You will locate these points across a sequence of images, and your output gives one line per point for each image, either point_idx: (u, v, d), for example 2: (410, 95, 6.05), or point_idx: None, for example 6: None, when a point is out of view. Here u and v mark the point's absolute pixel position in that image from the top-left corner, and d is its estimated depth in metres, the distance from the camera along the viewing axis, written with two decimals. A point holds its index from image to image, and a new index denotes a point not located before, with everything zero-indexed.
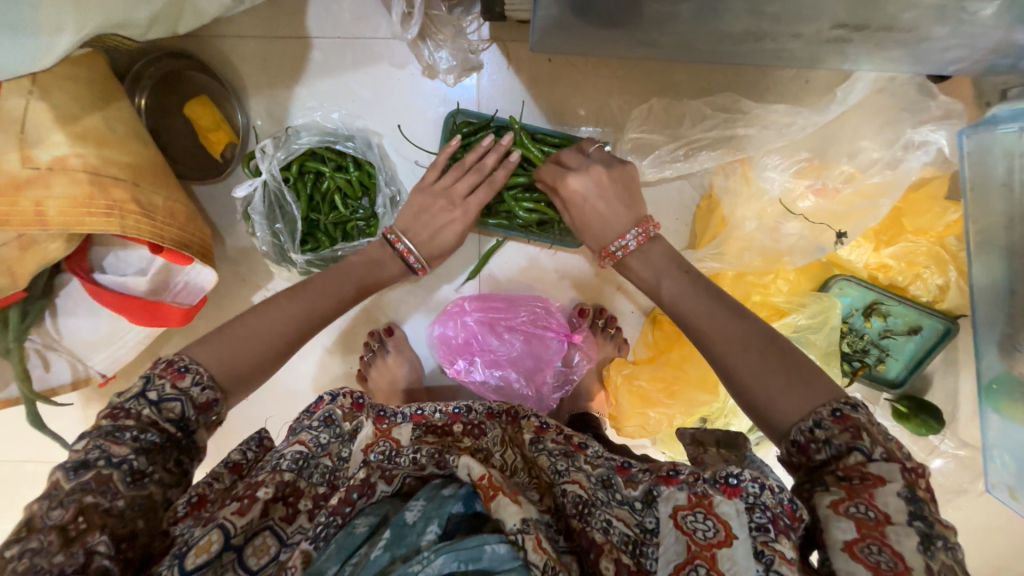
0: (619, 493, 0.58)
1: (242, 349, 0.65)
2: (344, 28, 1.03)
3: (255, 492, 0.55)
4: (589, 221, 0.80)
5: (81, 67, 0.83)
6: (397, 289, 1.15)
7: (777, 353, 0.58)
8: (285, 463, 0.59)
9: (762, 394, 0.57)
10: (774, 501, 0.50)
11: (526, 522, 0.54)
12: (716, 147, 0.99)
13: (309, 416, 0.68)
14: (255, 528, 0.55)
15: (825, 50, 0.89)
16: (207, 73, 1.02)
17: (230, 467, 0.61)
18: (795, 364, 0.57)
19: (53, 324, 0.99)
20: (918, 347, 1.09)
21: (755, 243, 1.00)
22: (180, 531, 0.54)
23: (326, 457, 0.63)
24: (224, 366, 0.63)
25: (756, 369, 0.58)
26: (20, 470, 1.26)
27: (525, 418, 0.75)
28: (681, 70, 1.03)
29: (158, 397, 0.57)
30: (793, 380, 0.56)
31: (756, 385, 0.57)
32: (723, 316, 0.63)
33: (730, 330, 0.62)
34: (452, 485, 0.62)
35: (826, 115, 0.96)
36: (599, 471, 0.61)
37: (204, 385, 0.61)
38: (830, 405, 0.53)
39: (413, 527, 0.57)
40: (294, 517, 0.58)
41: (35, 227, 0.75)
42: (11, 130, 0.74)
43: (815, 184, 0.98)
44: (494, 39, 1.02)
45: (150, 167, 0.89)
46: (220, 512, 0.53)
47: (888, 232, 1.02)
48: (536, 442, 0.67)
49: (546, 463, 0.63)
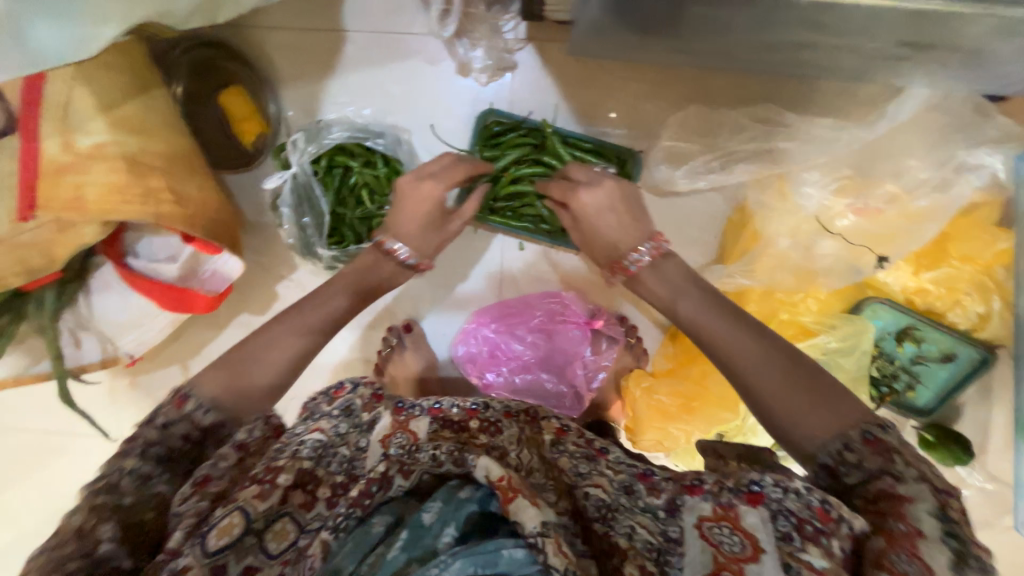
0: (642, 500, 0.56)
1: (249, 374, 0.65)
2: (379, 22, 1.02)
3: (276, 477, 0.55)
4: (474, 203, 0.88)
5: (122, 55, 0.84)
6: (420, 288, 1.15)
7: (805, 373, 0.56)
8: (304, 451, 0.60)
9: (789, 415, 0.54)
10: (799, 505, 0.48)
11: (545, 525, 0.54)
12: (752, 161, 0.96)
13: (328, 401, 0.72)
14: (276, 513, 0.55)
15: (879, 65, 0.86)
16: (239, 62, 1.02)
17: (236, 446, 0.58)
18: (826, 385, 0.55)
19: (86, 304, 1.01)
20: (951, 375, 1.05)
21: (788, 260, 0.96)
22: (187, 503, 0.53)
23: (344, 447, 0.65)
24: (228, 392, 0.63)
25: (784, 392, 0.55)
26: (48, 440, 1.30)
27: (545, 419, 0.72)
28: (720, 78, 0.99)
29: (163, 422, 0.58)
30: (826, 403, 0.54)
31: (781, 403, 0.55)
32: (744, 334, 0.59)
33: (750, 346, 0.58)
34: (468, 486, 0.61)
35: (873, 132, 0.93)
36: (622, 477, 0.60)
37: (207, 409, 0.60)
38: (861, 427, 0.52)
39: (430, 529, 0.57)
40: (313, 505, 0.58)
41: (74, 212, 0.79)
42: (55, 115, 0.77)
43: (855, 202, 0.93)
44: (529, 39, 1.00)
45: (185, 156, 0.90)
46: (240, 493, 0.53)
47: (930, 256, 0.97)
48: (556, 444, 0.66)
49: (567, 465, 0.62)
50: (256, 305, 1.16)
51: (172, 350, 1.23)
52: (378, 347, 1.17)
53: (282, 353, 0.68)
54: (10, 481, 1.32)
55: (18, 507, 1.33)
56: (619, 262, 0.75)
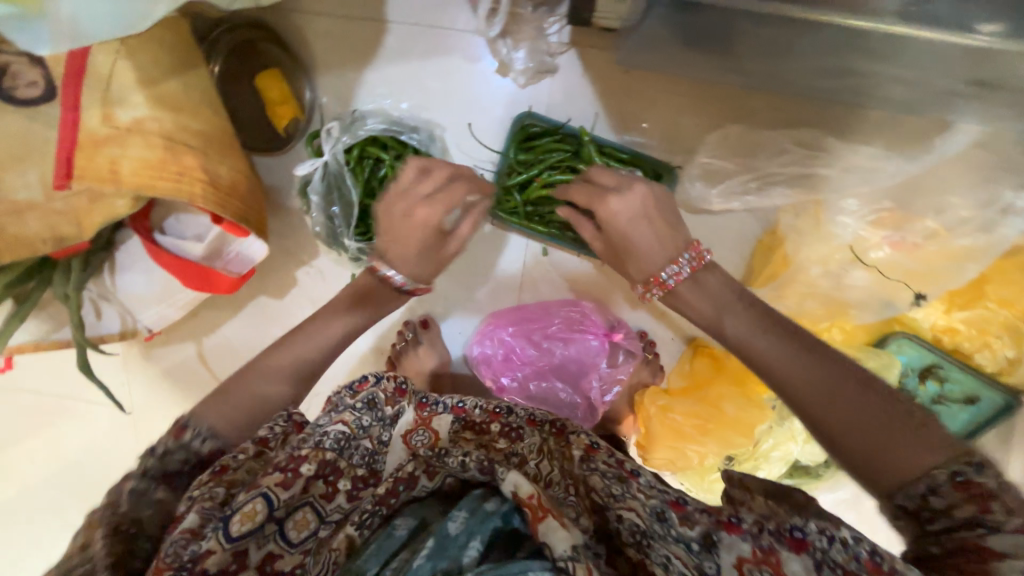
0: (675, 529, 0.53)
1: (255, 387, 0.65)
2: (422, 15, 1.01)
3: (299, 466, 0.54)
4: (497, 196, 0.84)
5: (165, 31, 0.83)
6: (438, 285, 1.14)
7: (884, 406, 0.53)
8: (327, 442, 0.58)
9: (862, 449, 0.52)
10: (845, 556, 0.48)
11: (577, 550, 0.53)
12: (790, 186, 0.95)
13: (351, 393, 0.65)
14: (296, 503, 0.54)
15: (933, 98, 0.83)
16: (280, 44, 1.03)
17: (256, 441, 0.58)
18: (907, 419, 0.52)
19: (110, 277, 1.01)
20: (972, 418, 1.02)
21: (818, 289, 0.95)
22: (203, 489, 0.53)
23: (366, 440, 0.63)
24: (228, 418, 0.62)
25: (855, 424, 0.53)
26: (60, 404, 1.32)
27: (573, 434, 0.69)
28: (763, 98, 0.97)
29: (160, 450, 0.57)
30: (907, 439, 0.51)
31: (855, 437, 0.53)
32: (814, 362, 0.57)
33: (814, 373, 0.57)
34: (495, 498, 0.62)
35: (918, 165, 0.91)
36: (653, 502, 0.56)
37: (205, 437, 0.59)
38: (950, 468, 0.49)
39: (455, 539, 0.57)
40: (333, 495, 0.58)
41: (108, 183, 0.79)
42: (98, 88, 0.77)
43: (893, 235, 0.91)
44: (573, 43, 0.98)
45: (220, 136, 0.89)
46: (263, 480, 0.52)
47: (963, 296, 0.95)
48: (587, 460, 0.63)
49: (599, 484, 0.60)
50: (275, 288, 1.17)
51: (189, 326, 1.24)
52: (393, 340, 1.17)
53: (279, 372, 0.68)
54: (19, 440, 1.34)
55: (25, 465, 1.35)
56: (654, 277, 0.71)
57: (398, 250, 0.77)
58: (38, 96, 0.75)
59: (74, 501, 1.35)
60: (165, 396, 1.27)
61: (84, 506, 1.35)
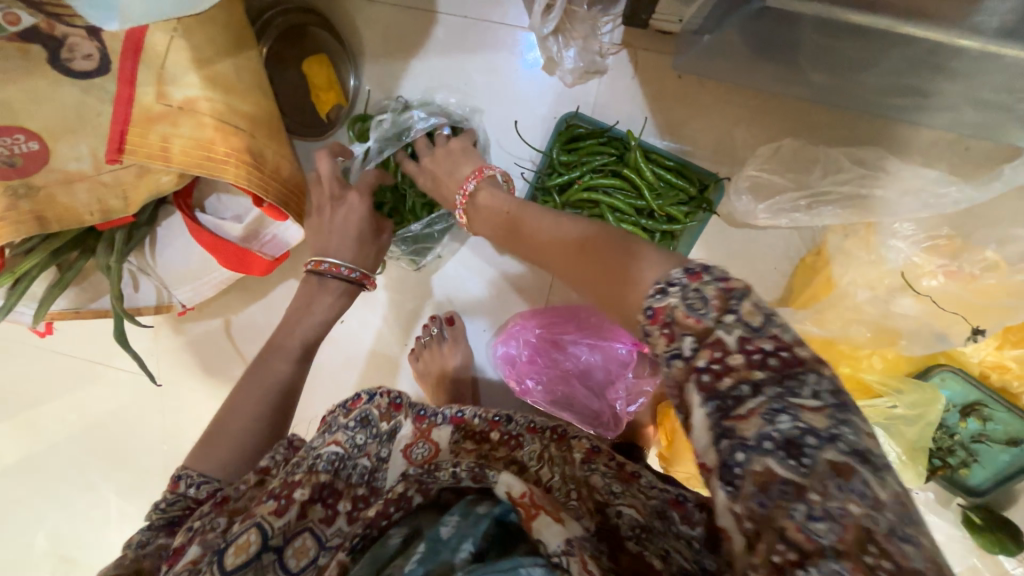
0: (676, 526, 0.56)
1: (232, 425, 0.71)
2: (473, 8, 1.00)
3: (292, 492, 0.56)
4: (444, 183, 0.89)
5: (222, 11, 0.84)
6: (468, 283, 1.15)
7: (605, 257, 0.62)
8: (321, 464, 0.61)
9: (613, 294, 0.58)
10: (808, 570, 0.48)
11: (570, 544, 0.52)
12: (843, 205, 0.90)
13: (345, 413, 0.70)
14: (295, 530, 0.56)
15: (1005, 124, 0.80)
16: (329, 31, 1.02)
17: (258, 471, 0.63)
18: (609, 262, 0.61)
19: (151, 252, 1.03)
20: (1012, 461, 0.98)
21: (864, 315, 0.91)
22: (206, 522, 0.58)
23: (365, 457, 0.66)
24: (209, 461, 0.68)
25: (596, 280, 0.61)
26: (91, 369, 1.36)
27: (575, 438, 0.74)
28: (822, 112, 0.93)
29: (163, 506, 0.63)
30: (626, 268, 0.58)
31: (604, 287, 0.59)
32: (554, 240, 0.71)
33: (568, 257, 0.68)
34: (486, 503, 0.61)
35: (984, 194, 0.85)
36: (654, 501, 0.60)
37: (198, 483, 0.65)
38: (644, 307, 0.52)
39: (447, 543, 0.54)
40: (334, 519, 0.60)
41: (158, 161, 0.80)
42: (154, 65, 0.78)
43: (948, 264, 0.87)
44: (625, 45, 0.96)
45: (266, 119, 0.90)
46: (258, 509, 0.55)
47: (1020, 333, 0.90)
48: (587, 462, 0.68)
49: (601, 483, 0.64)
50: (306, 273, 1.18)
51: (219, 305, 1.26)
52: (418, 333, 1.17)
53: (250, 406, 0.73)
54: (52, 400, 1.38)
55: (55, 425, 1.39)
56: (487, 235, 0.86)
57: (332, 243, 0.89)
58: (92, 69, 0.75)
59: (99, 463, 1.39)
60: (192, 369, 1.30)
61: (107, 470, 1.39)
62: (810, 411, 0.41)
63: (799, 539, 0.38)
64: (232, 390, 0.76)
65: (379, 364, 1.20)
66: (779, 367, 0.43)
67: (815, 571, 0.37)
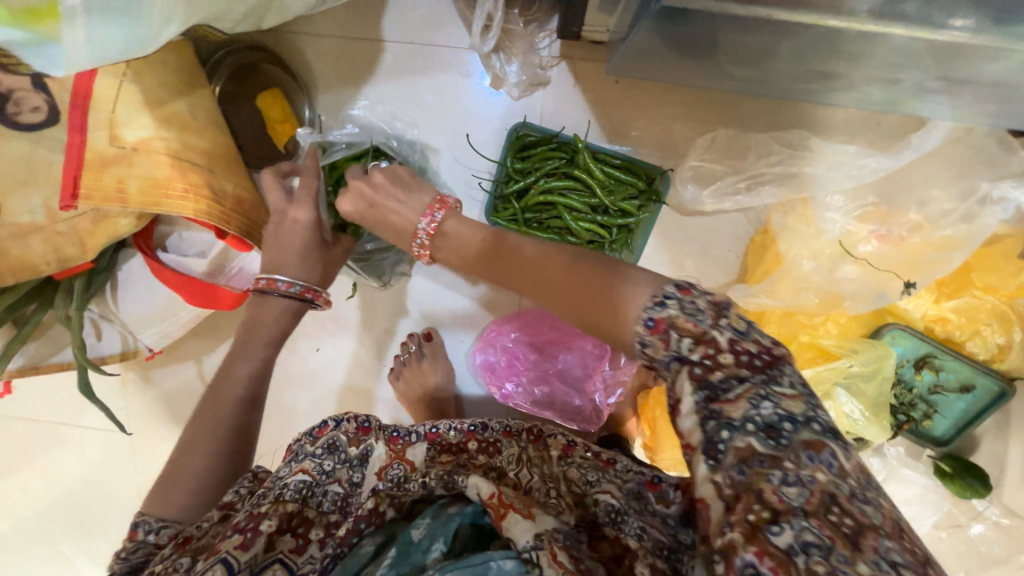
0: (651, 506, 0.60)
1: (189, 462, 0.68)
2: (417, 34, 1.05)
3: (258, 524, 0.56)
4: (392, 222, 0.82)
5: (171, 54, 0.86)
6: (437, 295, 1.16)
7: (592, 280, 0.58)
8: (287, 493, 0.59)
9: (604, 318, 0.54)
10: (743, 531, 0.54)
11: (539, 538, 0.53)
12: (779, 184, 0.98)
13: (312, 440, 0.66)
14: (263, 563, 0.55)
15: (908, 97, 0.90)
16: (280, 66, 1.06)
17: (222, 507, 0.62)
18: (605, 284, 0.56)
19: (112, 297, 1.01)
20: (969, 407, 1.04)
21: (811, 283, 0.97)
22: (169, 564, 0.56)
23: (335, 483, 0.63)
24: (169, 504, 0.65)
25: (586, 304, 0.57)
26: (55, 432, 1.30)
27: (550, 436, 0.77)
28: (749, 103, 1.01)
29: (125, 557, 0.61)
30: (613, 289, 0.55)
31: (595, 312, 0.56)
32: (538, 264, 0.65)
33: (554, 282, 0.62)
34: (458, 504, 0.63)
35: (898, 161, 0.93)
36: (630, 485, 0.63)
37: (159, 528, 0.62)
38: (643, 317, 0.50)
39: (419, 545, 0.57)
40: (305, 548, 0.58)
41: (115, 203, 0.81)
42: (105, 109, 0.79)
43: (878, 229, 0.95)
44: (564, 57, 1.03)
45: (224, 154, 0.91)
46: (223, 545, 0.54)
47: (951, 284, 0.98)
48: (564, 458, 0.71)
49: (577, 475, 0.66)
50: None
51: (188, 347, 1.24)
52: (395, 352, 1.18)
53: (205, 442, 0.70)
54: (13, 470, 1.31)
55: (18, 497, 1.31)
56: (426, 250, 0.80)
57: (278, 259, 0.85)
58: (40, 121, 0.76)
59: (68, 531, 1.32)
60: (165, 418, 1.26)
61: (79, 537, 1.32)
62: (789, 399, 0.45)
63: (774, 500, 0.41)
64: (188, 424, 0.73)
65: (358, 387, 1.20)
66: (764, 365, 0.47)
67: (788, 527, 0.40)
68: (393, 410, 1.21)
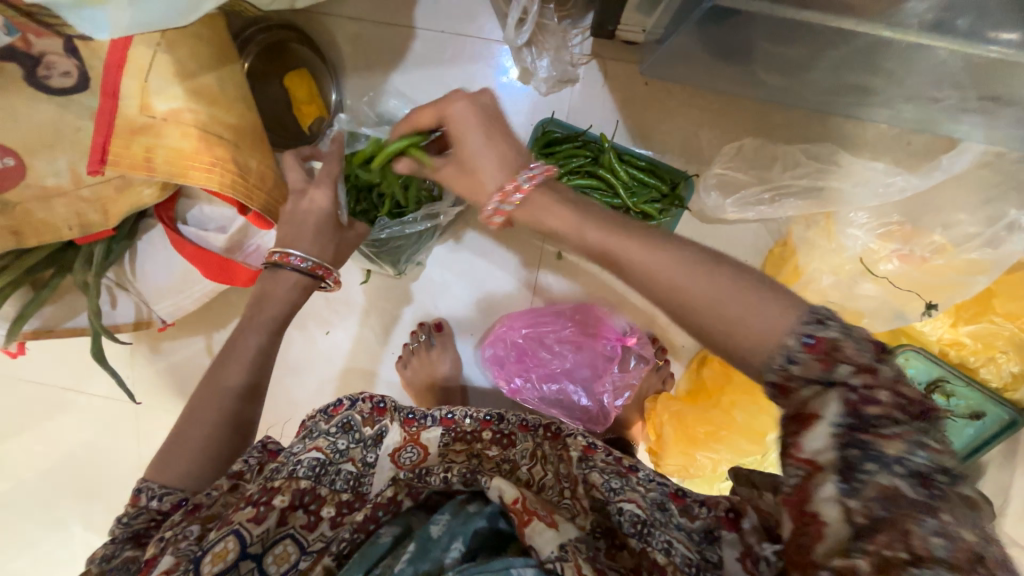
0: (676, 518, 0.60)
1: (190, 433, 0.68)
2: (448, 23, 1.05)
3: (271, 499, 0.58)
4: (477, 167, 0.64)
5: (205, 27, 0.86)
6: (450, 286, 1.15)
7: (729, 285, 0.50)
8: (301, 470, 0.62)
9: (737, 335, 0.49)
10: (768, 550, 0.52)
11: (564, 549, 0.55)
12: (803, 197, 0.97)
13: (326, 419, 0.68)
14: (276, 537, 0.58)
15: (941, 116, 0.89)
16: (310, 46, 1.05)
17: (232, 476, 0.63)
18: (759, 293, 0.49)
19: (130, 265, 1.02)
20: (977, 433, 1.01)
21: (828, 299, 0.97)
22: (178, 530, 0.58)
23: (349, 463, 0.66)
24: (172, 473, 0.65)
25: (716, 313, 0.50)
26: (62, 397, 1.31)
27: (569, 436, 0.73)
28: (778, 113, 1.00)
29: (127, 518, 0.62)
30: (756, 304, 0.49)
31: (724, 327, 0.49)
32: (653, 248, 0.54)
33: (676, 273, 0.52)
34: (476, 502, 0.64)
35: (928, 181, 0.92)
36: (653, 494, 0.63)
37: (160, 496, 0.63)
38: (799, 332, 0.47)
39: (438, 542, 0.58)
40: (316, 525, 0.61)
41: (142, 171, 0.81)
42: (137, 77, 0.79)
43: (901, 249, 0.94)
44: (594, 55, 1.02)
45: (251, 129, 0.91)
46: (235, 517, 0.57)
47: (970, 309, 0.97)
48: (584, 461, 0.68)
49: (599, 480, 0.64)
50: None
51: (199, 321, 1.24)
52: (405, 339, 1.18)
53: (209, 413, 0.69)
54: (18, 432, 1.32)
55: (21, 459, 1.33)
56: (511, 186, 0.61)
57: (291, 235, 0.82)
58: (70, 86, 0.76)
59: (69, 496, 1.33)
60: (172, 390, 1.26)
61: (78, 501, 1.33)
62: (939, 452, 0.42)
63: (918, 545, 0.39)
64: (193, 394, 0.71)
65: (365, 372, 1.20)
66: (920, 414, 0.44)
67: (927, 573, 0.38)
68: (397, 396, 1.21)
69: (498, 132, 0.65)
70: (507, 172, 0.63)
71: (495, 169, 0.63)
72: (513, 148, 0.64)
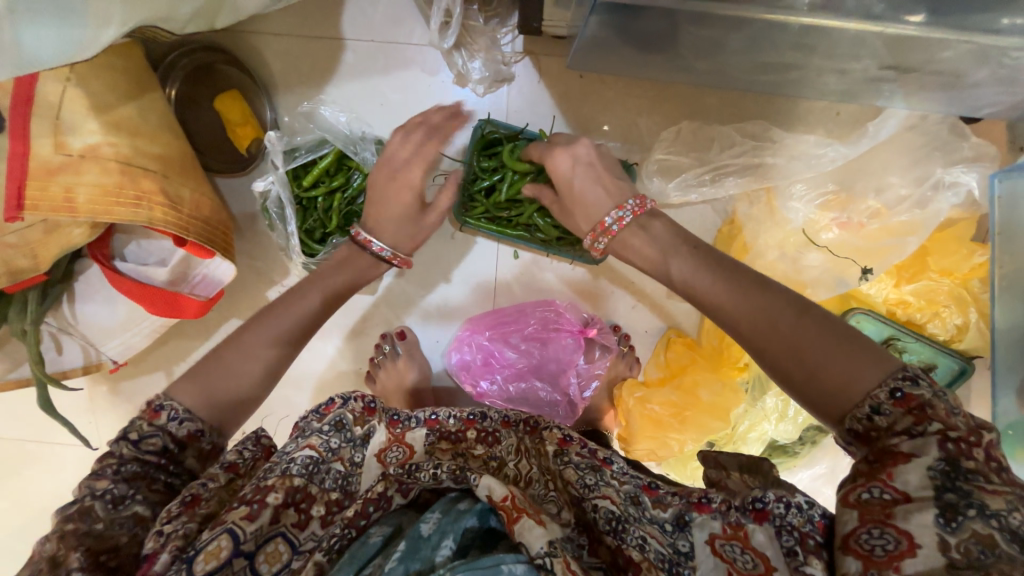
0: (649, 511, 0.60)
1: (230, 363, 0.66)
2: (378, 32, 1.04)
3: (265, 497, 0.54)
4: (581, 205, 0.80)
5: (118, 58, 0.84)
6: (409, 294, 1.15)
7: (814, 329, 0.54)
8: (294, 468, 0.59)
9: (814, 378, 0.52)
10: (801, 519, 0.53)
11: (553, 545, 0.54)
12: (742, 174, 0.99)
13: (318, 418, 0.66)
14: (267, 535, 0.54)
15: (863, 86, 0.92)
16: (238, 66, 1.03)
17: (226, 468, 0.60)
18: (849, 343, 0.52)
19: (70, 309, 0.99)
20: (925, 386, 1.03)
21: (777, 271, 0.99)
22: (174, 524, 0.53)
23: (337, 462, 0.63)
24: (203, 401, 0.63)
25: (793, 352, 0.54)
26: (20, 450, 1.26)
27: (546, 429, 0.74)
28: (711, 96, 1.02)
29: (137, 437, 0.58)
30: (837, 352, 0.52)
31: (798, 366, 0.53)
32: (740, 287, 0.60)
33: (758, 307, 0.58)
34: (467, 500, 0.63)
35: (858, 149, 0.96)
36: (627, 488, 0.63)
37: (182, 419, 0.60)
38: (889, 385, 0.48)
39: (428, 541, 0.57)
40: (306, 523, 0.58)
41: (64, 213, 0.77)
42: (47, 116, 0.76)
43: (839, 216, 0.97)
44: (527, 52, 1.02)
45: (179, 158, 0.89)
46: (228, 516, 0.53)
47: (910, 268, 0.99)
48: (560, 455, 0.68)
49: (575, 477, 0.64)
50: (244, 310, 1.14)
51: (155, 357, 1.21)
52: (371, 353, 1.17)
53: (258, 350, 0.68)
54: None
55: None
56: (599, 224, 0.77)
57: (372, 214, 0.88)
58: None
59: None
60: None
61: None
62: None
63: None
64: (241, 328, 0.71)
65: (334, 390, 1.19)
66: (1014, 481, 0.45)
67: None
68: None
69: (613, 181, 0.80)
70: (614, 202, 0.78)
71: (583, 221, 0.80)
72: (621, 190, 0.79)
